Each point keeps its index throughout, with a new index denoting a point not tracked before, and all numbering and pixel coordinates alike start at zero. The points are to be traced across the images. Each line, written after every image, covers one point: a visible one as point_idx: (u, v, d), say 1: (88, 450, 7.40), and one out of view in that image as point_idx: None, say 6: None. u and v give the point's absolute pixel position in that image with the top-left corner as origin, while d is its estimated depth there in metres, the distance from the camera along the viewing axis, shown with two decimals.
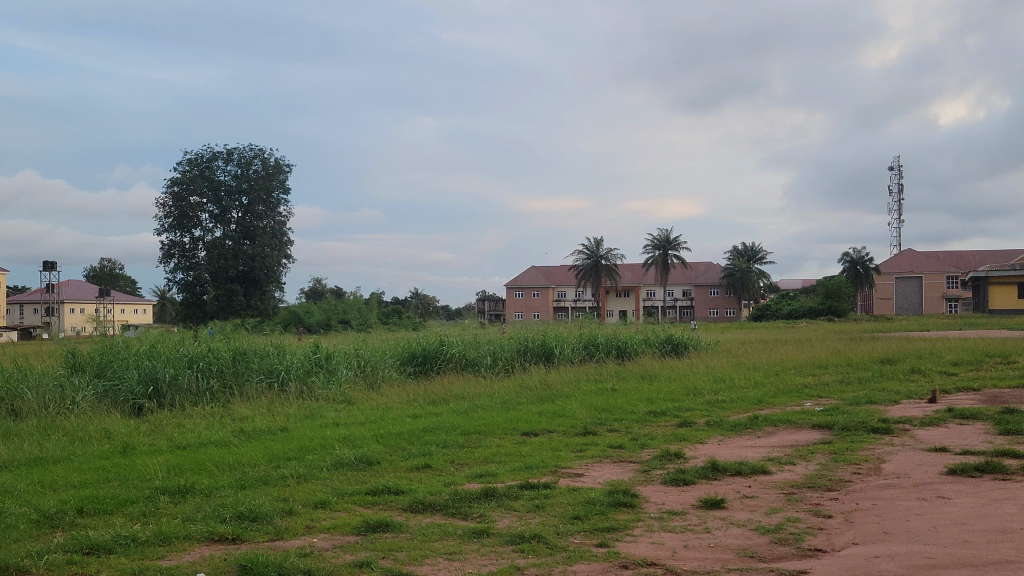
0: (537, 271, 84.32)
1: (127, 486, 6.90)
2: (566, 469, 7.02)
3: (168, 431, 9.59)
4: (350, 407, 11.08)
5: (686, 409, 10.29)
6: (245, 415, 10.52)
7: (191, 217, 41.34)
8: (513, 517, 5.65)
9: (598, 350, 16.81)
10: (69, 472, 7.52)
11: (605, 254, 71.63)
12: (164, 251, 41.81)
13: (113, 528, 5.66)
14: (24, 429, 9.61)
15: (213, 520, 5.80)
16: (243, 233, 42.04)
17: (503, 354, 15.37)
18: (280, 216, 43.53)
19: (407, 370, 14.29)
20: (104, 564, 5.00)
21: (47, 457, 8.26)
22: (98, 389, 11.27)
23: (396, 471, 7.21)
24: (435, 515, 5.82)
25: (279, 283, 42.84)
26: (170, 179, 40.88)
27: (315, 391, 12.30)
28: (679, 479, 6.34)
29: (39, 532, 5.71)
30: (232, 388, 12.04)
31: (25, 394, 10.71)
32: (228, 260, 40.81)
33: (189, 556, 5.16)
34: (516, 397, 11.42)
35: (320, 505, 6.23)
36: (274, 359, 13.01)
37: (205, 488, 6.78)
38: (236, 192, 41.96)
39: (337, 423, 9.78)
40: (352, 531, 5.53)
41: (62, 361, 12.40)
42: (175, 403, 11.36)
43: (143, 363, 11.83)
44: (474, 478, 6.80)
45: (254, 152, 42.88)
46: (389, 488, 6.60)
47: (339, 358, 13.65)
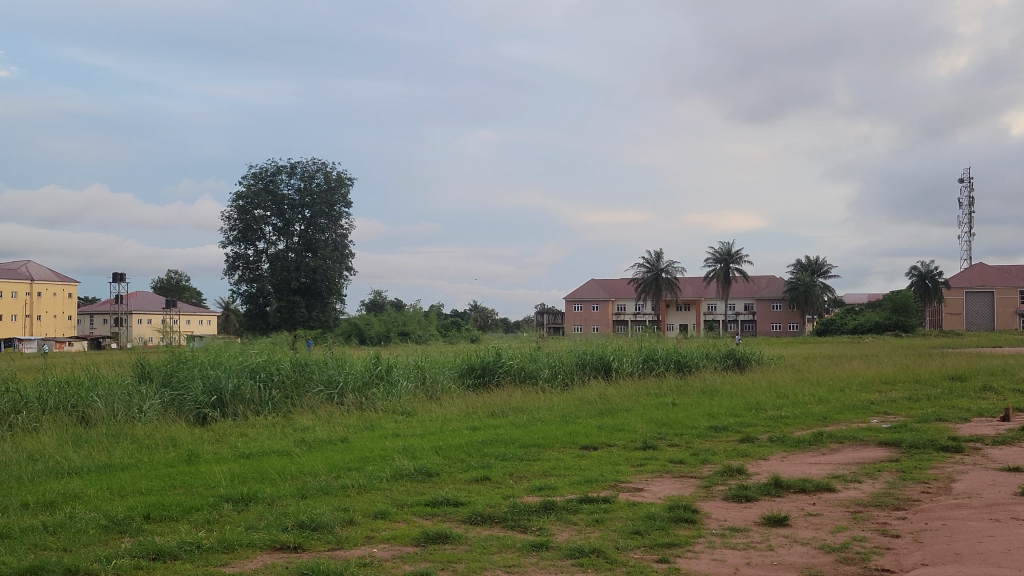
0: (597, 284, 84.06)
1: (192, 493, 7.03)
2: (625, 483, 6.96)
3: (231, 440, 9.75)
4: (409, 419, 11.13)
5: (748, 425, 10.15)
6: (307, 425, 10.64)
7: (255, 230, 42.08)
8: (573, 531, 5.62)
9: (658, 364, 16.67)
10: (137, 478, 7.69)
11: (665, 267, 71.12)
12: (229, 263, 42.65)
13: (179, 535, 5.76)
14: (95, 436, 9.85)
15: (275, 528, 5.87)
16: (305, 245, 42.65)
17: (562, 367, 15.33)
18: (342, 229, 44.03)
19: (466, 383, 14.34)
20: (169, 570, 5.09)
21: (115, 463, 8.45)
22: (164, 398, 11.49)
23: (454, 483, 7.22)
24: (494, 527, 5.82)
25: (340, 295, 43.13)
26: (235, 193, 41.67)
27: (374, 402, 12.39)
28: (741, 495, 6.25)
29: (107, 538, 5.84)
30: (293, 398, 12.21)
31: (94, 402, 10.96)
32: (290, 272, 41.39)
33: (252, 564, 5.23)
34: (576, 410, 11.39)
35: (381, 515, 6.27)
36: (333, 370, 13.14)
37: (268, 496, 6.86)
38: (298, 205, 42.54)
39: (397, 434, 9.84)
40: (411, 541, 5.56)
41: (130, 370, 12.67)
42: (237, 413, 11.54)
43: (208, 373, 12.05)
44: (534, 490, 6.79)
45: (317, 166, 43.46)
46: (448, 500, 6.61)
47: (400, 370, 13.73)
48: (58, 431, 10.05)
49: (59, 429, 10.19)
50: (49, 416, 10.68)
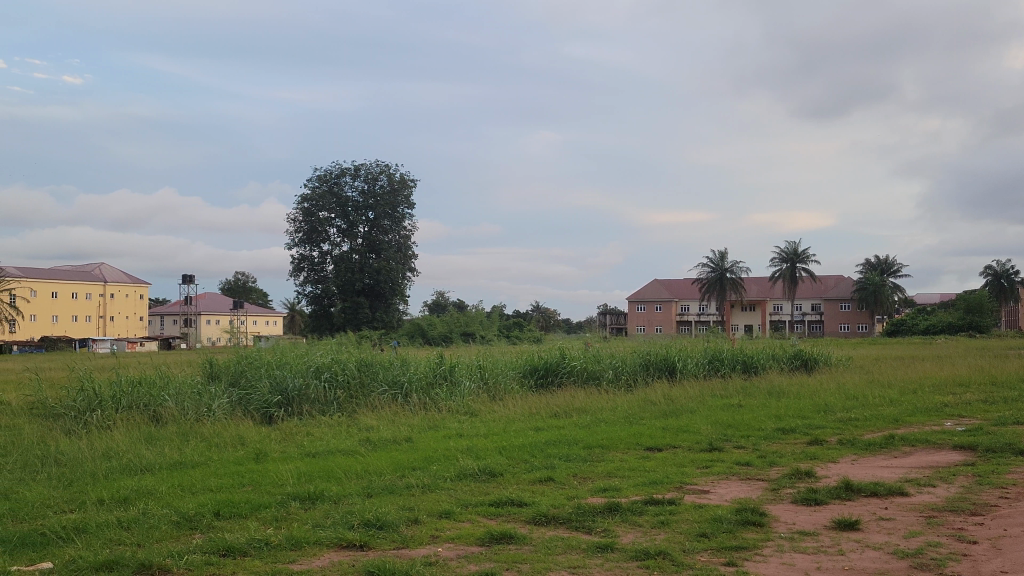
0: (660, 284, 83.52)
1: (261, 491, 7.13)
2: (691, 485, 6.90)
3: (298, 439, 9.86)
4: (472, 419, 11.15)
5: (817, 427, 9.97)
6: (371, 425, 10.73)
7: (321, 232, 42.67)
8: (638, 533, 5.57)
9: (723, 365, 16.47)
10: (206, 476, 7.83)
11: (730, 267, 70.33)
12: (295, 265, 43.33)
13: (248, 532, 5.85)
14: (166, 434, 10.06)
15: (342, 527, 5.93)
16: (369, 246, 43.11)
17: (626, 368, 15.23)
18: (405, 231, 44.38)
19: (529, 383, 14.34)
20: (239, 566, 5.17)
21: (185, 461, 8.61)
22: (232, 397, 11.69)
23: (518, 484, 7.22)
24: (558, 528, 5.80)
25: (403, 296, 43.39)
26: (301, 195, 42.29)
27: (437, 403, 12.45)
28: (811, 498, 6.15)
29: (179, 534, 5.96)
30: (358, 398, 12.34)
31: (165, 401, 11.19)
32: (355, 274, 41.85)
33: (319, 561, 5.28)
34: (640, 411, 11.31)
35: (445, 515, 6.29)
36: (397, 370, 13.24)
37: (333, 495, 6.93)
38: (363, 208, 43.01)
39: (460, 434, 9.87)
40: (476, 541, 5.57)
41: (200, 370, 12.92)
42: (303, 412, 11.71)
43: (274, 373, 12.24)
44: (598, 492, 6.75)
45: (380, 168, 43.89)
46: (512, 500, 6.61)
47: (463, 370, 13.79)
48: (130, 429, 10.28)
49: (132, 427, 10.41)
50: (123, 415, 10.93)
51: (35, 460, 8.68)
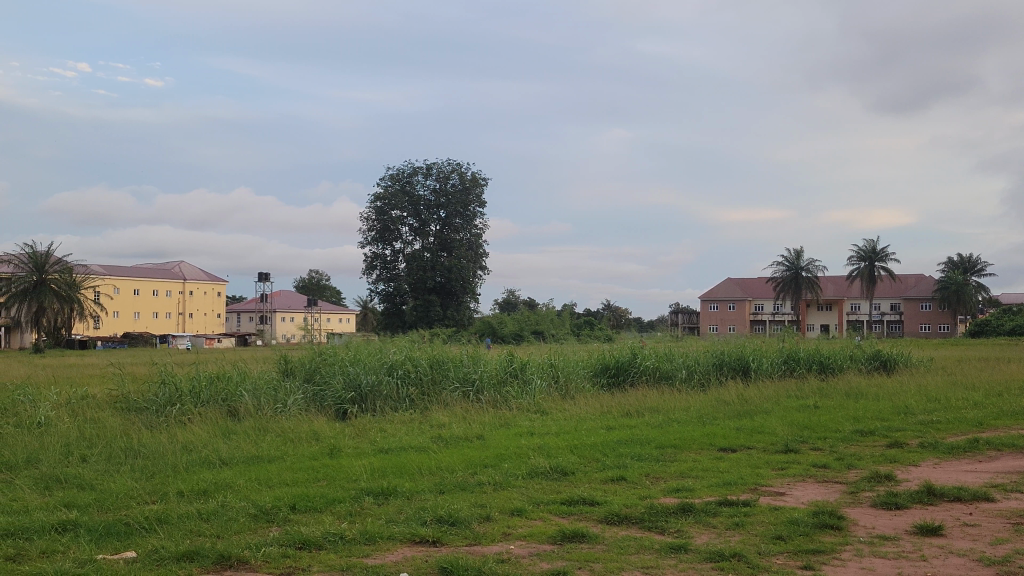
0: (733, 283, 82.54)
1: (335, 486, 7.22)
2: (766, 487, 6.79)
3: (371, 435, 9.97)
4: (544, 417, 11.16)
5: (896, 429, 9.74)
6: (443, 422, 10.80)
7: (393, 230, 43.16)
8: (712, 534, 5.51)
9: (799, 365, 16.20)
10: (282, 470, 7.96)
11: (805, 265, 69.14)
12: (367, 263, 43.92)
13: (323, 525, 5.93)
14: (243, 429, 10.25)
15: (415, 522, 5.98)
16: (440, 245, 43.42)
17: (698, 367, 15.07)
18: (477, 229, 44.50)
19: (601, 382, 14.30)
20: (314, 559, 5.25)
21: (261, 455, 8.77)
22: (307, 393, 11.89)
23: (590, 483, 7.19)
24: (630, 528, 5.76)
25: (474, 294, 43.61)
26: (373, 194, 42.82)
27: (509, 400, 12.49)
28: (891, 502, 6.00)
29: (256, 526, 6.07)
30: (430, 395, 12.42)
31: (242, 396, 11.42)
32: (426, 272, 42.17)
33: (393, 556, 5.34)
34: (713, 411, 11.17)
35: (517, 513, 6.30)
36: (469, 367, 13.32)
37: (407, 492, 6.99)
38: (435, 206, 43.32)
39: (531, 432, 9.88)
40: (548, 539, 5.57)
41: (276, 366, 13.16)
42: (376, 408, 11.85)
43: (348, 369, 12.40)
44: (671, 492, 6.69)
45: (452, 167, 44.09)
46: (584, 499, 6.59)
47: (534, 368, 13.81)
48: (209, 424, 10.51)
49: (210, 422, 10.64)
50: (201, 409, 11.17)
51: (119, 453, 8.93)
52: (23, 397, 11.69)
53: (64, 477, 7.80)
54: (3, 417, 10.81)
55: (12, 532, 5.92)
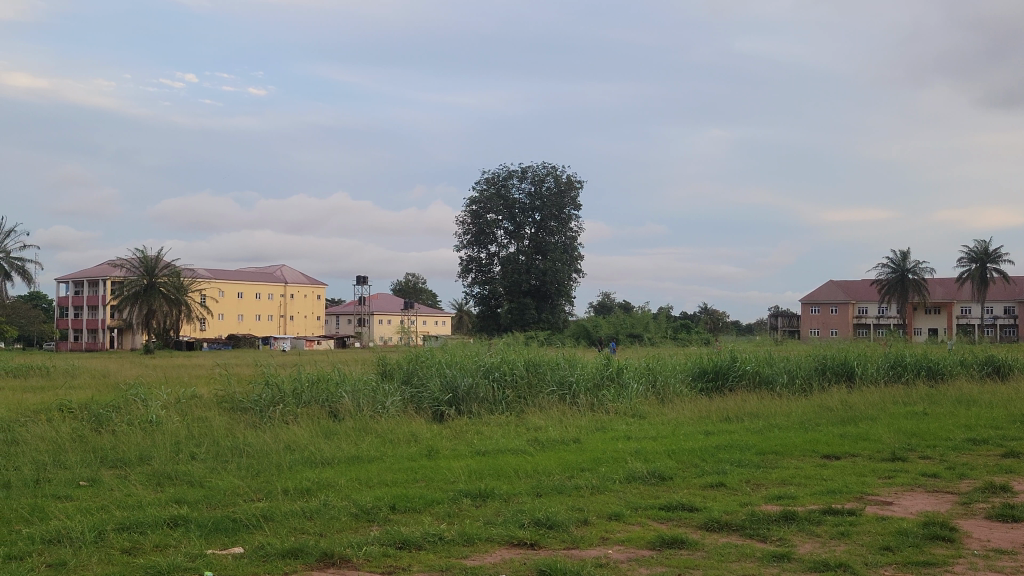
0: (836, 286, 80.60)
1: (433, 487, 7.31)
2: (873, 496, 6.59)
3: (468, 437, 10.08)
4: (641, 421, 11.08)
5: (1012, 438, 9.33)
6: (540, 425, 10.83)
7: (488, 233, 43.57)
8: (816, 543, 5.38)
9: (907, 370, 15.70)
10: (383, 471, 8.09)
11: (912, 267, 67.07)
12: (463, 266, 44.46)
13: (422, 526, 6.00)
14: (343, 430, 10.46)
15: (513, 525, 6.00)
16: (535, 248, 43.50)
17: (800, 372, 14.74)
18: (573, 232, 44.33)
19: (699, 386, 14.13)
20: (414, 559, 5.32)
21: (362, 455, 8.94)
22: (405, 395, 12.05)
23: (689, 488, 7.10)
24: (731, 535, 5.68)
25: (570, 298, 43.50)
26: (469, 198, 43.36)
27: (605, 404, 12.42)
28: (1007, 514, 5.75)
29: (358, 525, 6.18)
30: (527, 398, 12.46)
31: (342, 397, 11.65)
32: (521, 275, 42.43)
33: (491, 558, 5.37)
34: (816, 417, 10.92)
35: (615, 517, 6.27)
36: (566, 371, 13.32)
37: (504, 493, 7.03)
38: (530, 209, 43.42)
39: (629, 437, 9.81)
40: (647, 544, 5.53)
41: (374, 368, 13.38)
42: (473, 410, 11.95)
43: (445, 372, 12.55)
44: (773, 499, 6.56)
45: (548, 171, 43.99)
46: (683, 505, 6.51)
47: (631, 372, 13.71)
48: (311, 424, 10.73)
49: (312, 422, 10.88)
50: (303, 409, 11.43)
51: (225, 451, 9.21)
52: (136, 396, 12.17)
53: (175, 474, 8.08)
54: (117, 415, 11.27)
55: (128, 525, 6.16)
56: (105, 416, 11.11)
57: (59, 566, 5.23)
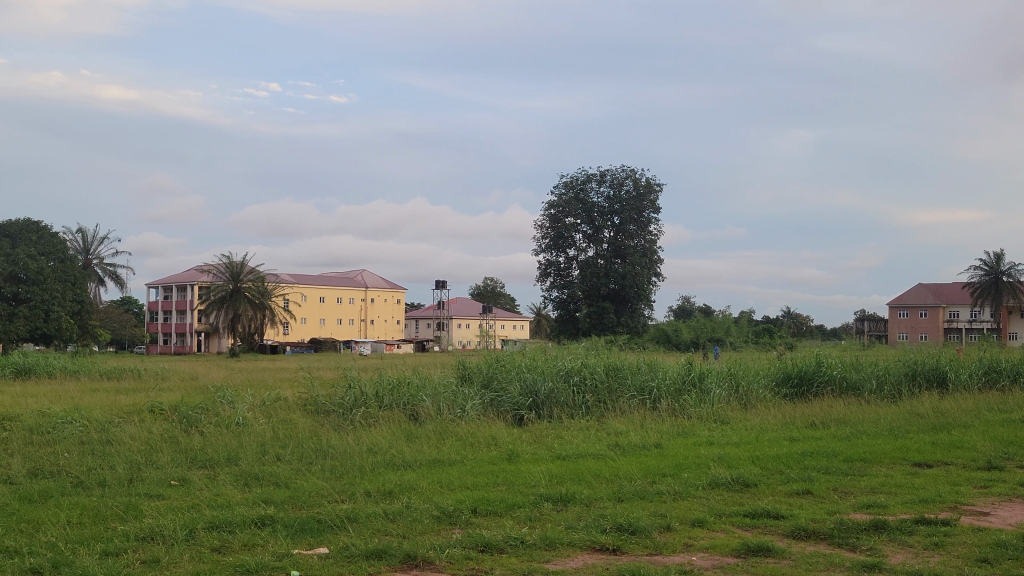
0: (925, 288, 78.38)
1: (515, 491, 7.30)
2: (968, 506, 6.38)
3: (548, 441, 10.05)
4: (723, 427, 10.93)
5: None
6: (620, 430, 10.76)
7: (566, 237, 43.63)
8: (908, 554, 5.22)
9: (1002, 377, 15.17)
10: (463, 474, 8.14)
11: (1007, 269, 64.79)
12: (542, 269, 44.57)
13: (503, 530, 6.01)
14: (425, 433, 10.55)
15: (594, 529, 5.97)
16: (614, 252, 43.28)
17: (888, 378, 14.35)
18: (652, 235, 43.89)
19: (782, 392, 13.88)
20: (497, 562, 5.33)
21: (443, 459, 9.00)
22: (485, 399, 12.11)
23: (774, 496, 6.97)
24: (819, 544, 5.54)
25: (649, 302, 43.03)
26: (547, 202, 43.55)
27: (687, 409, 12.28)
28: None
29: (440, 528, 6.23)
30: (606, 403, 12.39)
31: (424, 401, 11.75)
32: (599, 278, 42.29)
33: (573, 563, 5.36)
34: (906, 424, 10.62)
35: (698, 523, 6.19)
36: (646, 376, 13.20)
37: (585, 498, 6.99)
38: (608, 213, 43.05)
39: (712, 442, 9.68)
40: (732, 552, 5.44)
41: (455, 372, 13.48)
42: (552, 414, 11.96)
43: (525, 376, 12.57)
44: (862, 508, 6.39)
45: (627, 174, 43.64)
46: (769, 513, 6.39)
47: (713, 377, 13.53)
48: (392, 427, 10.85)
49: (393, 425, 11.00)
50: (384, 412, 11.56)
51: (310, 453, 9.36)
52: (224, 398, 12.47)
53: (262, 475, 8.26)
54: (206, 416, 11.57)
55: (217, 524, 6.31)
56: (194, 417, 11.42)
57: (153, 563, 5.38)
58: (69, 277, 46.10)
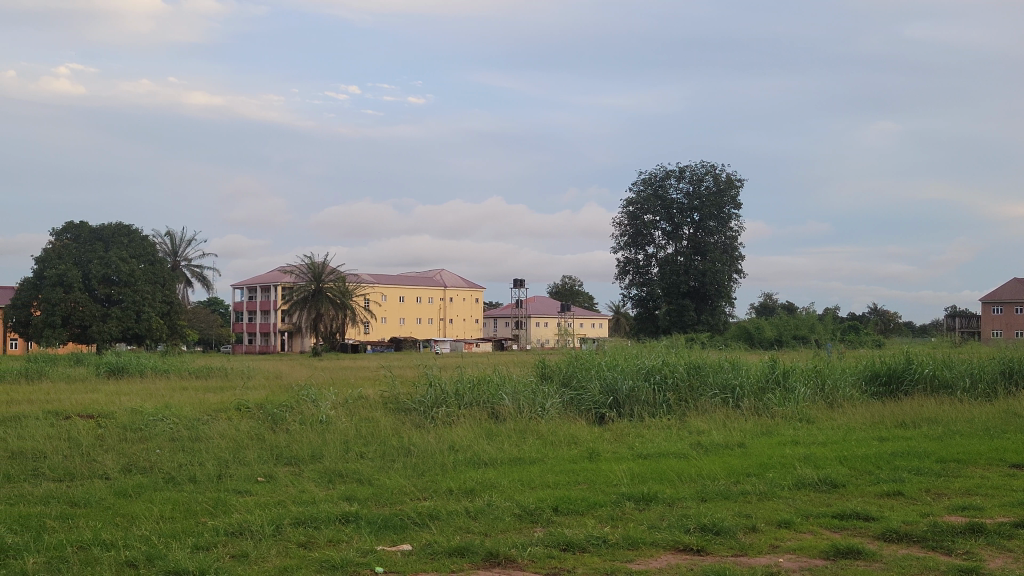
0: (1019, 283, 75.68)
1: (596, 490, 7.27)
2: None
3: (629, 440, 9.99)
4: (809, 426, 10.70)
5: None
6: (703, 429, 10.62)
7: (645, 234, 43.43)
8: (1007, 558, 5.04)
9: None
10: (544, 472, 8.13)
11: None
12: (621, 267, 44.38)
13: (585, 529, 5.97)
14: (505, 431, 10.57)
15: (678, 530, 5.90)
16: (694, 248, 42.76)
17: (982, 376, 13.86)
18: (732, 231, 43.21)
19: (870, 391, 13.54)
20: (578, 561, 5.31)
21: (523, 457, 9.01)
22: (565, 398, 12.10)
23: (863, 496, 6.80)
24: (912, 547, 5.38)
25: (730, 300, 42.36)
26: (626, 199, 43.42)
27: (771, 408, 12.07)
28: None
29: (522, 526, 6.22)
30: (688, 402, 12.23)
31: (503, 399, 11.76)
32: (679, 275, 41.85)
33: (657, 563, 5.29)
34: (1001, 424, 10.25)
35: (784, 525, 6.06)
36: (729, 374, 13.00)
37: (667, 498, 6.92)
38: (688, 209, 42.62)
39: (797, 442, 9.48)
40: (820, 554, 5.32)
41: (534, 371, 13.48)
42: (634, 413, 11.87)
43: (605, 375, 12.50)
44: (956, 510, 6.19)
45: (706, 170, 43.15)
46: (858, 514, 6.23)
47: (798, 376, 13.28)
48: (473, 425, 10.90)
49: (474, 423, 11.05)
50: (464, 410, 11.61)
51: (392, 451, 9.45)
52: (308, 397, 12.69)
53: (346, 472, 8.36)
54: (290, 414, 11.77)
55: (302, 520, 6.41)
56: (280, 416, 11.62)
57: (242, 557, 5.50)
58: (158, 278, 47.57)
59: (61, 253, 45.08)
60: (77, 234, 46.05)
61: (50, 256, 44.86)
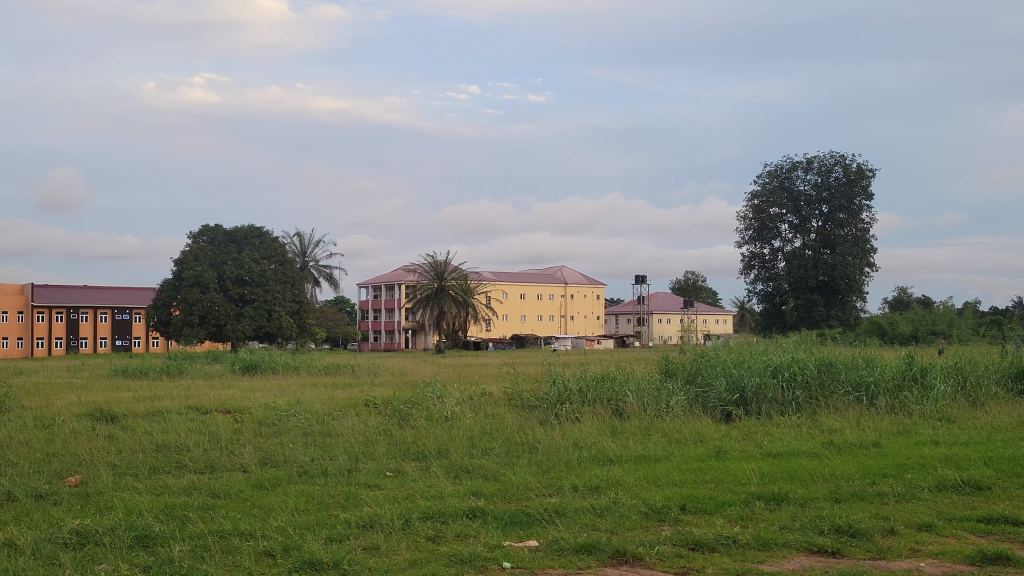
0: None
1: (724, 489, 7.12)
2: None
3: (757, 438, 9.76)
4: (949, 426, 10.23)
5: None
6: (835, 427, 10.31)
7: (771, 228, 42.55)
8: None
9: None
10: (670, 470, 8.02)
11: None
12: (747, 262, 43.58)
13: (714, 528, 5.87)
14: (629, 428, 10.49)
15: (812, 531, 5.72)
16: (823, 241, 41.51)
17: None
18: (863, 223, 41.72)
19: (1016, 389, 12.87)
20: (708, 561, 5.22)
21: (648, 455, 8.90)
22: (690, 395, 11.93)
23: (1011, 500, 6.45)
24: None
25: (861, 294, 41.04)
26: (751, 192, 42.56)
27: (908, 407, 11.57)
28: None
29: (648, 524, 6.16)
30: (819, 399, 11.88)
31: (627, 396, 11.68)
32: (808, 270, 40.81)
33: (789, 564, 5.16)
34: None
35: (925, 528, 5.81)
36: (863, 371, 12.54)
37: (800, 498, 6.73)
38: (816, 201, 41.50)
39: (937, 442, 9.07)
40: (965, 559, 5.08)
41: (658, 367, 13.31)
42: (762, 411, 11.60)
43: (731, 371, 12.27)
44: None
45: (835, 160, 41.82)
46: (1006, 518, 5.92)
47: (936, 372, 12.71)
48: (597, 422, 10.86)
49: (599, 420, 10.99)
50: (589, 407, 11.57)
51: (517, 448, 9.48)
52: (433, 393, 12.87)
53: (471, 467, 8.47)
54: (417, 410, 11.96)
55: (430, 514, 6.51)
56: (406, 412, 11.83)
57: (373, 549, 5.62)
58: (288, 278, 49.32)
59: (197, 256, 47.28)
60: (212, 237, 48.23)
61: (187, 258, 47.10)
